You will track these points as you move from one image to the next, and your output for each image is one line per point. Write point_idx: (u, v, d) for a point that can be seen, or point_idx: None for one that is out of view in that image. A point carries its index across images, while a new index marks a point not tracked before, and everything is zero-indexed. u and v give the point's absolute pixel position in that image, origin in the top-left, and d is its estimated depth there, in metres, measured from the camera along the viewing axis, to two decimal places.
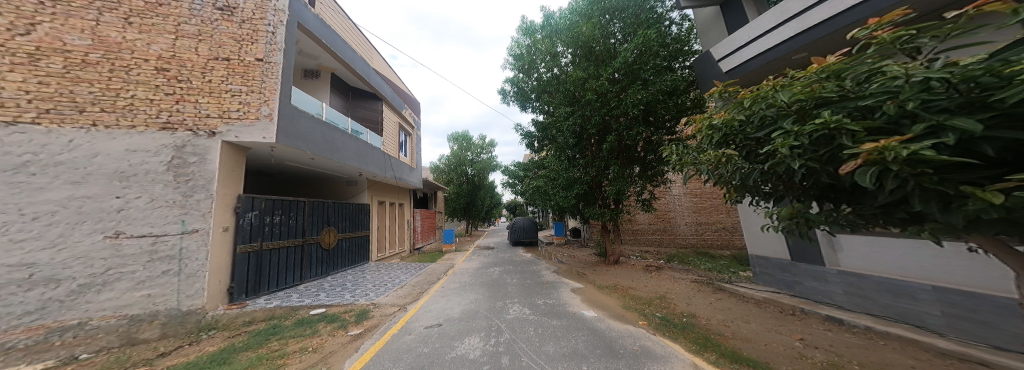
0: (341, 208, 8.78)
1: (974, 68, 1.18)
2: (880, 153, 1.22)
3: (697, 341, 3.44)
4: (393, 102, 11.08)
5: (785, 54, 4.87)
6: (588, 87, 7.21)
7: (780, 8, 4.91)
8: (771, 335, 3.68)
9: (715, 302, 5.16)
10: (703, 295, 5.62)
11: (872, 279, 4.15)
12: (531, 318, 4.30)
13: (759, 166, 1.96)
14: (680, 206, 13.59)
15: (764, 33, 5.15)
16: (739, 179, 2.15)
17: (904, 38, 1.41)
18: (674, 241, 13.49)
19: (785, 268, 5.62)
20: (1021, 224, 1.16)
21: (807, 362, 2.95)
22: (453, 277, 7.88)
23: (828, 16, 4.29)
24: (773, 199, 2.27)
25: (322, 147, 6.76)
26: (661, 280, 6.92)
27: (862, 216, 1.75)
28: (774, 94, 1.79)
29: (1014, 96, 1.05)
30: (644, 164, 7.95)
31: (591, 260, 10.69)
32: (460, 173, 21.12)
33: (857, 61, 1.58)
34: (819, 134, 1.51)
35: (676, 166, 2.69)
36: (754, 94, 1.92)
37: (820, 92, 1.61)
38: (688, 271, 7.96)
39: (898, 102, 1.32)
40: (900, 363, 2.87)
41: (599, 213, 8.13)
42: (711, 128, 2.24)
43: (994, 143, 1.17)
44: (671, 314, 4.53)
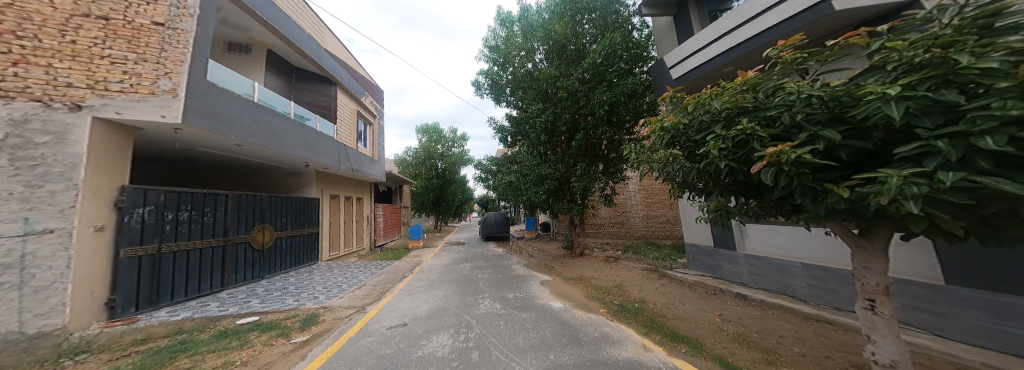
0: (280, 201, 7.74)
1: (838, 90, 1.52)
2: (778, 156, 1.49)
3: (646, 324, 3.84)
4: (350, 88, 10.05)
5: (717, 66, 5.62)
6: (559, 85, 7.46)
7: (717, 23, 5.57)
8: (697, 314, 4.29)
9: (660, 287, 5.81)
10: (650, 282, 6.28)
11: (766, 260, 5.14)
12: (502, 312, 4.35)
13: (696, 165, 2.25)
14: (635, 201, 14.89)
15: (705, 46, 5.84)
16: (681, 176, 2.44)
17: (799, 59, 1.75)
18: (630, 234, 14.75)
19: (710, 254, 6.56)
20: (858, 212, 1.53)
21: (725, 334, 3.51)
22: (418, 275, 7.50)
23: (750, 36, 5.04)
24: (705, 194, 2.62)
25: (255, 132, 5.90)
26: (618, 269, 7.55)
27: (764, 208, 2.13)
28: (710, 102, 2.06)
29: (862, 113, 1.37)
30: (604, 161, 8.48)
31: (559, 253, 11.14)
32: (428, 167, 20.18)
33: (768, 77, 1.90)
34: (738, 138, 1.78)
35: (632, 164, 2.94)
36: (695, 100, 2.18)
37: (742, 102, 1.90)
38: (641, 261, 8.79)
39: (792, 114, 1.62)
40: (780, 328, 3.58)
41: (565, 208, 8.49)
42: (661, 130, 2.47)
43: (847, 149, 1.52)
44: (626, 301, 4.97)
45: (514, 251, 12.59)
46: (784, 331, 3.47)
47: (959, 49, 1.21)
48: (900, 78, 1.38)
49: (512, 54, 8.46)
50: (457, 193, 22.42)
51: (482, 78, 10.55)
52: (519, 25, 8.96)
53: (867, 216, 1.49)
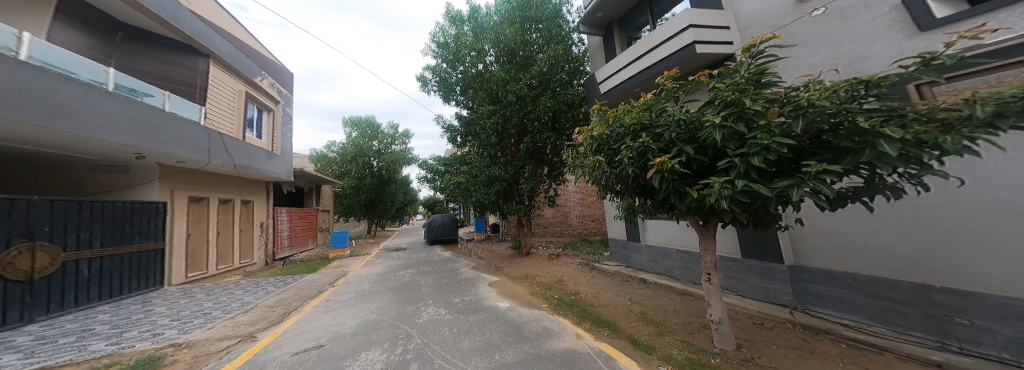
0: (72, 208, 5.21)
1: (694, 117, 2.56)
2: (664, 164, 2.40)
3: (579, 313, 4.19)
4: (230, 62, 8.35)
5: (630, 87, 6.31)
6: (509, 88, 7.63)
7: (631, 50, 6.19)
8: (615, 299, 4.91)
9: (591, 279, 6.43)
10: (584, 274, 6.88)
11: (659, 248, 6.22)
12: (447, 318, 4.18)
13: (614, 169, 3.08)
14: (573, 201, 16.11)
15: (622, 68, 6.46)
16: (607, 179, 3.23)
17: (675, 89, 2.86)
18: (568, 230, 16.00)
19: (623, 246, 7.56)
20: (701, 205, 2.66)
21: (636, 317, 4.10)
22: (338, 289, 6.58)
23: (651, 63, 5.67)
24: (620, 196, 3.54)
25: (31, 105, 4.05)
26: (558, 265, 8.06)
27: (655, 205, 3.24)
28: (624, 118, 2.88)
29: (705, 133, 2.41)
30: (550, 165, 8.88)
31: (507, 253, 11.26)
32: (364, 166, 18.16)
33: (658, 104, 2.87)
34: (641, 148, 2.68)
35: (568, 167, 3.48)
36: (616, 115, 2.99)
37: (644, 119, 2.80)
38: (578, 256, 9.55)
39: (671, 133, 2.63)
40: (671, 306, 4.47)
41: (512, 209, 8.66)
42: (592, 138, 3.22)
43: (698, 159, 2.62)
44: (564, 295, 5.31)
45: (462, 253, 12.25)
46: (672, 308, 4.39)
47: (744, 95, 2.32)
48: (723, 108, 2.48)
49: (462, 53, 8.29)
50: (400, 195, 20.76)
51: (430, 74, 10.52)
52: (470, 25, 9.05)
53: (705, 205, 2.62)
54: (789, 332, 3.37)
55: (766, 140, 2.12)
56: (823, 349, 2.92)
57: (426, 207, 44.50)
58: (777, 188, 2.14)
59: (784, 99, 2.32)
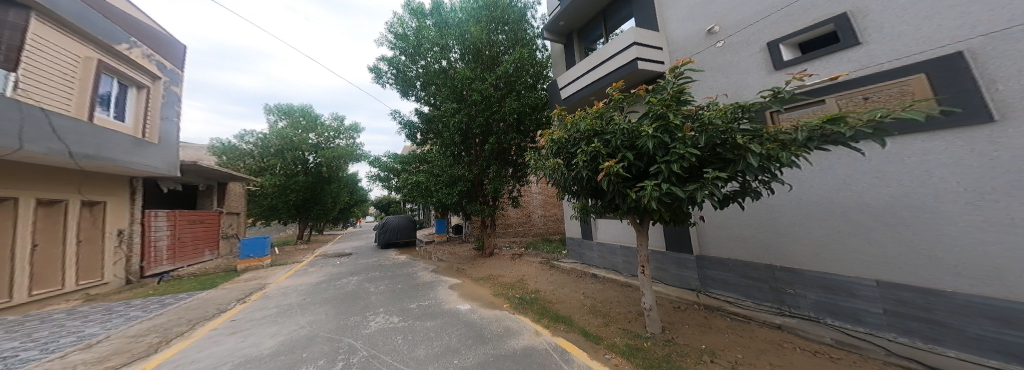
0: None
1: (634, 128, 2.98)
2: (610, 168, 2.75)
3: (539, 311, 4.33)
4: (72, 17, 5.94)
5: (586, 95, 6.71)
6: (473, 87, 7.65)
7: (588, 60, 6.58)
8: (570, 294, 5.23)
9: (551, 276, 6.70)
10: (543, 272, 7.15)
11: (608, 245, 6.78)
12: (399, 326, 3.91)
13: (569, 172, 3.39)
14: (536, 202, 16.43)
15: (579, 76, 6.86)
16: (563, 180, 3.53)
17: (620, 101, 3.29)
18: (532, 230, 16.32)
19: (578, 244, 8.03)
20: (638, 207, 3.09)
21: (588, 310, 4.43)
22: (248, 306, 5.52)
23: (604, 74, 6.11)
24: (575, 197, 3.87)
25: None
26: (521, 265, 8.17)
27: (603, 207, 3.62)
28: (579, 124, 3.21)
29: (642, 142, 2.84)
30: (514, 165, 9.01)
31: (470, 255, 10.96)
32: (301, 162, 16.10)
33: (606, 114, 3.26)
34: (592, 152, 3.02)
35: (532, 167, 3.78)
36: (572, 120, 3.31)
37: (595, 126, 3.16)
38: (540, 255, 9.79)
39: (617, 140, 3.02)
40: (615, 297, 4.95)
41: (476, 209, 8.52)
42: (552, 141, 3.50)
43: (637, 165, 3.05)
44: (525, 293, 5.43)
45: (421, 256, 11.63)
46: (616, 299, 4.89)
47: (670, 111, 2.81)
48: (655, 120, 2.95)
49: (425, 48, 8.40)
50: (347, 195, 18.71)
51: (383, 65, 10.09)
52: (433, 20, 9.06)
53: (642, 207, 3.06)
54: (696, 313, 4.23)
55: (684, 150, 2.62)
56: (716, 324, 3.79)
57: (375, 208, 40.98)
58: (693, 191, 2.64)
59: (698, 116, 2.87)
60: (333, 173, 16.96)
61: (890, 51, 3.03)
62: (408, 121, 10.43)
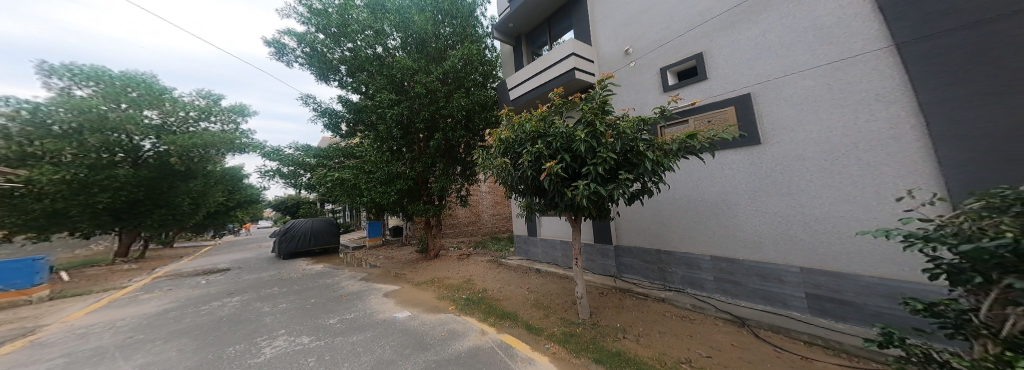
0: None
1: (570, 132, 3.27)
2: (552, 168, 2.98)
3: (486, 310, 4.34)
4: None
5: (533, 97, 6.90)
6: (415, 80, 7.17)
7: (535, 64, 6.78)
8: (516, 290, 5.39)
9: (498, 274, 6.76)
10: (490, 271, 7.17)
11: (551, 241, 7.18)
12: (312, 346, 3.39)
13: (515, 171, 3.53)
14: (486, 201, 16.31)
15: (527, 79, 7.02)
16: (510, 178, 3.65)
17: (560, 106, 3.58)
18: (482, 229, 16.13)
19: (523, 241, 8.24)
20: (574, 204, 3.40)
21: (533, 304, 4.64)
22: (24, 356, 3.72)
23: (549, 79, 6.40)
24: (521, 195, 4.02)
25: None
26: (469, 265, 8.00)
27: (544, 205, 3.84)
28: (525, 125, 3.38)
29: (578, 145, 3.15)
30: (461, 163, 8.75)
31: (412, 258, 10.20)
32: (130, 149, 10.41)
33: (548, 118, 3.47)
34: (536, 153, 3.21)
35: (479, 165, 3.80)
36: (519, 122, 3.46)
37: (539, 129, 3.36)
38: (488, 254, 9.69)
39: (556, 142, 3.28)
40: (555, 289, 5.34)
41: (418, 210, 7.93)
42: (499, 140, 3.57)
43: (574, 165, 3.35)
44: (472, 294, 5.33)
45: (352, 264, 10.23)
46: (555, 290, 5.25)
47: (598, 118, 3.19)
48: (587, 126, 3.31)
49: (355, 30, 7.60)
50: (219, 193, 13.31)
51: (291, 39, 8.58)
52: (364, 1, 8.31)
53: (576, 204, 3.37)
54: (612, 295, 4.93)
55: (607, 154, 3.00)
56: (629, 304, 4.50)
57: (278, 209, 33.53)
58: (616, 189, 3.08)
59: (621, 122, 3.31)
60: (193, 165, 11.66)
61: (745, 85, 4.09)
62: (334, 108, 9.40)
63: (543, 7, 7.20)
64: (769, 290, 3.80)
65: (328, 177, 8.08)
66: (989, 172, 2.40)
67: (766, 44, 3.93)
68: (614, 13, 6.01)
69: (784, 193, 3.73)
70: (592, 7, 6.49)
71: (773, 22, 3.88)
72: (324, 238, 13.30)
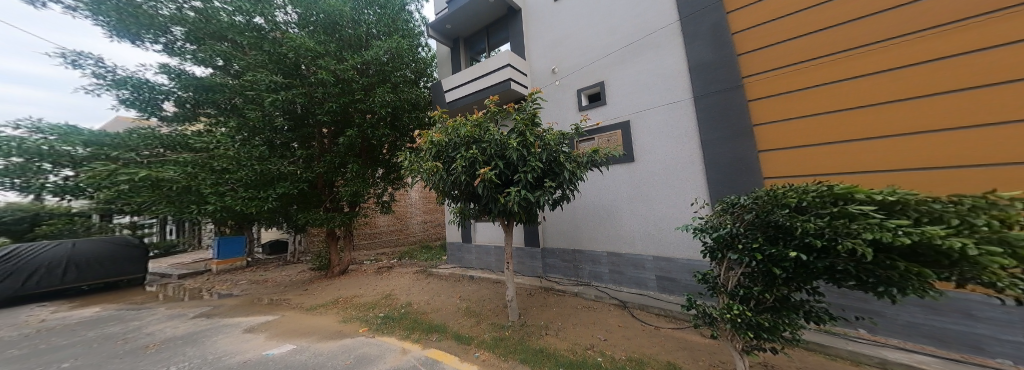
0: None
1: (503, 139, 3.37)
2: (486, 174, 3.02)
3: (409, 326, 4.07)
4: None
5: (470, 102, 6.82)
6: (320, 63, 6.18)
7: (473, 69, 6.73)
8: (446, 300, 5.19)
9: (427, 285, 6.35)
10: (418, 282, 6.68)
11: (484, 247, 7.16)
12: None
13: (448, 176, 3.44)
14: (414, 209, 15.19)
15: (463, 83, 6.95)
16: (442, 183, 3.53)
17: (495, 112, 3.68)
18: (408, 239, 14.76)
19: (458, 248, 7.87)
20: (508, 211, 3.53)
21: (463, 311, 4.56)
22: None
23: (486, 86, 6.47)
24: (455, 201, 3.93)
25: None
26: (390, 278, 7.24)
27: (479, 211, 3.82)
28: (459, 128, 3.37)
29: (511, 152, 3.29)
30: (379, 164, 7.92)
31: (307, 277, 8.55)
32: None
33: (485, 123, 3.54)
34: (471, 159, 3.20)
35: (407, 169, 3.59)
36: (452, 125, 3.42)
37: (473, 134, 3.38)
38: (415, 265, 8.97)
39: (490, 148, 3.36)
40: (485, 294, 5.38)
41: (316, 216, 6.79)
42: (431, 143, 3.45)
43: (508, 172, 3.47)
44: (392, 310, 4.88)
45: (186, 298, 7.31)
46: (485, 295, 5.28)
47: (529, 128, 3.42)
48: (519, 134, 3.47)
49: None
50: None
51: None
52: None
53: (508, 210, 3.51)
54: (539, 294, 5.28)
55: (535, 163, 3.23)
56: (552, 301, 4.86)
57: None
58: (542, 195, 3.35)
59: (549, 133, 3.59)
60: None
61: (640, 111, 5.03)
62: (175, 72, 7.44)
63: (481, 15, 7.30)
64: (638, 275, 4.91)
65: (123, 175, 6.06)
66: (722, 185, 4.16)
67: (656, 80, 4.91)
68: (545, 34, 6.56)
69: (662, 201, 4.72)
70: (526, 23, 6.94)
71: (660, 63, 4.89)
72: (103, 271, 8.36)
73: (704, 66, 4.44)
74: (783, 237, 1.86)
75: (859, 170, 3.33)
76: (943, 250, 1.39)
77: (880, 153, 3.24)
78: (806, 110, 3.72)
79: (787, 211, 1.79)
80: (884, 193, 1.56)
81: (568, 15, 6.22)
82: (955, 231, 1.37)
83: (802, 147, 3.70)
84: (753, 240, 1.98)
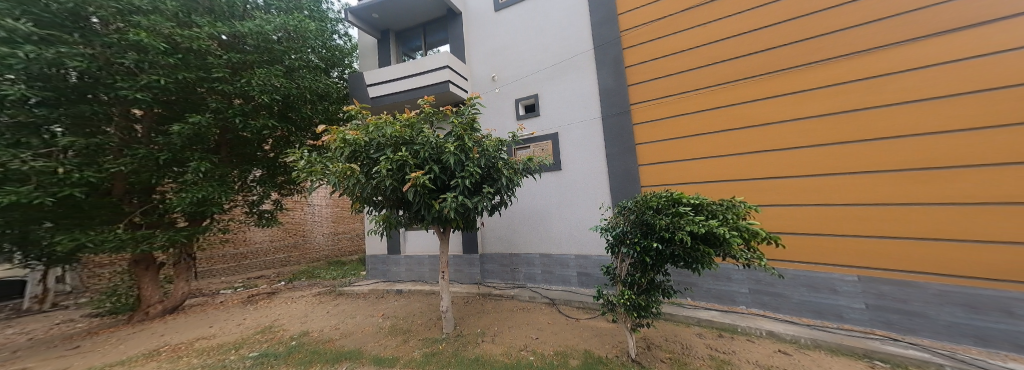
0: None
1: (437, 143, 3.15)
2: (417, 180, 2.69)
3: (302, 360, 3.33)
4: None
5: (401, 100, 6.24)
6: (136, 19, 4.00)
7: (404, 64, 6.17)
8: (363, 321, 4.55)
9: (334, 307, 5.44)
10: (321, 306, 5.63)
11: (413, 257, 6.62)
12: None
13: (368, 182, 2.99)
14: (318, 221, 12.75)
15: (391, 79, 6.29)
16: (359, 190, 3.04)
17: (431, 114, 3.50)
18: (308, 256, 11.95)
19: (381, 261, 7.04)
20: (441, 219, 3.34)
21: (383, 331, 4.06)
22: None
23: (420, 85, 6.04)
24: (376, 209, 3.50)
25: None
26: (272, 307, 5.82)
27: (408, 219, 3.50)
28: (384, 127, 3.02)
29: (445, 157, 3.08)
30: (248, 165, 5.99)
31: (83, 326, 5.42)
32: None
33: (418, 124, 3.31)
34: (398, 162, 2.83)
35: (308, 173, 2.98)
36: (375, 123, 3.05)
37: (403, 135, 3.07)
38: (311, 286, 7.62)
39: (423, 151, 3.09)
40: (413, 308, 4.94)
41: (114, 231, 4.29)
42: (344, 141, 2.95)
43: (440, 178, 3.30)
44: (274, 344, 3.91)
45: None
46: (412, 310, 4.82)
47: (466, 133, 3.32)
48: (457, 139, 3.34)
49: None
50: None
51: None
52: None
53: (441, 218, 3.33)
54: (475, 301, 5.11)
55: (473, 168, 3.12)
56: (487, 308, 4.76)
57: None
58: (480, 202, 3.25)
59: (485, 138, 3.56)
60: None
61: (568, 123, 5.43)
62: None
63: (417, 11, 6.86)
64: (564, 273, 5.26)
65: None
66: (626, 190, 4.80)
67: (581, 96, 5.36)
68: (484, 41, 6.56)
69: (585, 205, 5.15)
70: (467, 28, 6.81)
71: (584, 81, 5.37)
72: None
73: (610, 91, 5.10)
74: (647, 231, 2.41)
75: (715, 180, 4.23)
76: (717, 235, 2.05)
77: (721, 168, 4.19)
78: (686, 132, 4.47)
79: (651, 212, 2.35)
80: (695, 198, 2.22)
81: (507, 26, 6.32)
82: (721, 221, 2.08)
83: (679, 161, 4.50)
84: (634, 236, 2.48)
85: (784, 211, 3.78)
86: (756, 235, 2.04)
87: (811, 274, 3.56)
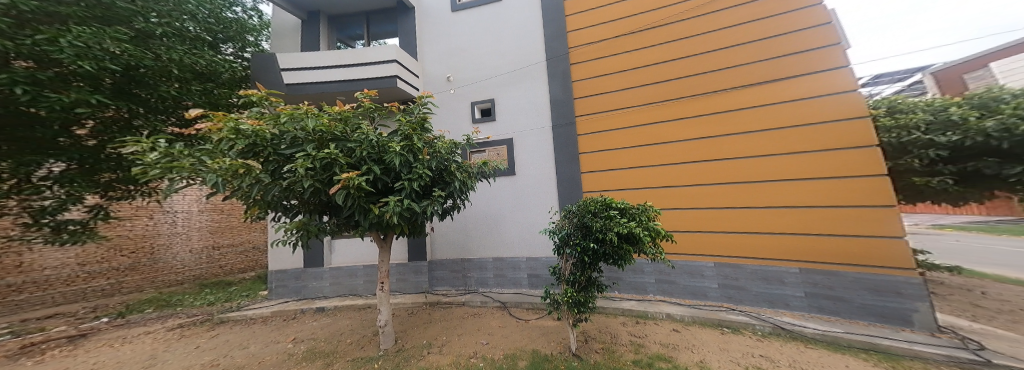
0: None
1: (380, 141, 2.87)
2: (348, 180, 2.38)
3: None
4: None
5: (334, 91, 5.37)
6: None
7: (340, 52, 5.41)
8: (266, 350, 3.80)
9: (211, 339, 4.37)
10: (191, 339, 4.44)
11: (343, 269, 5.83)
12: None
13: (280, 183, 2.52)
14: (181, 228, 8.13)
15: (320, 66, 5.38)
16: (260, 193, 2.51)
17: (371, 109, 3.17)
18: (156, 280, 7.43)
19: (296, 276, 5.98)
20: (381, 224, 3.04)
21: (295, 358, 3.46)
22: None
23: (362, 77, 5.40)
24: (290, 213, 2.99)
25: None
26: (97, 349, 4.13)
27: (336, 224, 3.09)
28: (304, 119, 2.57)
29: (390, 156, 2.81)
30: (32, 155, 3.41)
31: None
32: None
33: (354, 119, 2.99)
34: (324, 161, 2.47)
35: (163, 170, 2.11)
36: (290, 113, 2.54)
37: (332, 130, 2.71)
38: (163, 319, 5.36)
39: (361, 149, 2.77)
40: (342, 326, 4.38)
41: None
42: (236, 132, 2.37)
43: (380, 180, 3.01)
44: None
45: None
46: (341, 329, 4.26)
47: (416, 133, 3.10)
48: (403, 138, 3.08)
49: None
50: None
51: None
52: None
53: (380, 224, 3.03)
54: (420, 312, 4.76)
55: (423, 170, 2.92)
56: (434, 317, 4.49)
57: None
58: (429, 206, 3.04)
59: (436, 139, 3.37)
60: None
61: (520, 129, 5.53)
62: None
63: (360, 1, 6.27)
64: (514, 277, 5.29)
65: None
66: (571, 195, 5.08)
67: (533, 104, 5.52)
68: (439, 39, 6.31)
69: (532, 210, 5.30)
70: (420, 24, 6.49)
71: (535, 90, 5.54)
72: None
73: (562, 101, 5.34)
74: (585, 232, 2.58)
75: (645, 186, 4.71)
76: (633, 235, 2.26)
77: (649, 178, 4.70)
78: (621, 144, 4.93)
79: (588, 216, 2.52)
80: (627, 206, 2.41)
81: (463, 28, 6.19)
82: (637, 222, 2.28)
83: (616, 170, 4.92)
84: (574, 237, 2.63)
85: (693, 214, 4.42)
86: (659, 234, 2.33)
87: (690, 262, 4.41)
